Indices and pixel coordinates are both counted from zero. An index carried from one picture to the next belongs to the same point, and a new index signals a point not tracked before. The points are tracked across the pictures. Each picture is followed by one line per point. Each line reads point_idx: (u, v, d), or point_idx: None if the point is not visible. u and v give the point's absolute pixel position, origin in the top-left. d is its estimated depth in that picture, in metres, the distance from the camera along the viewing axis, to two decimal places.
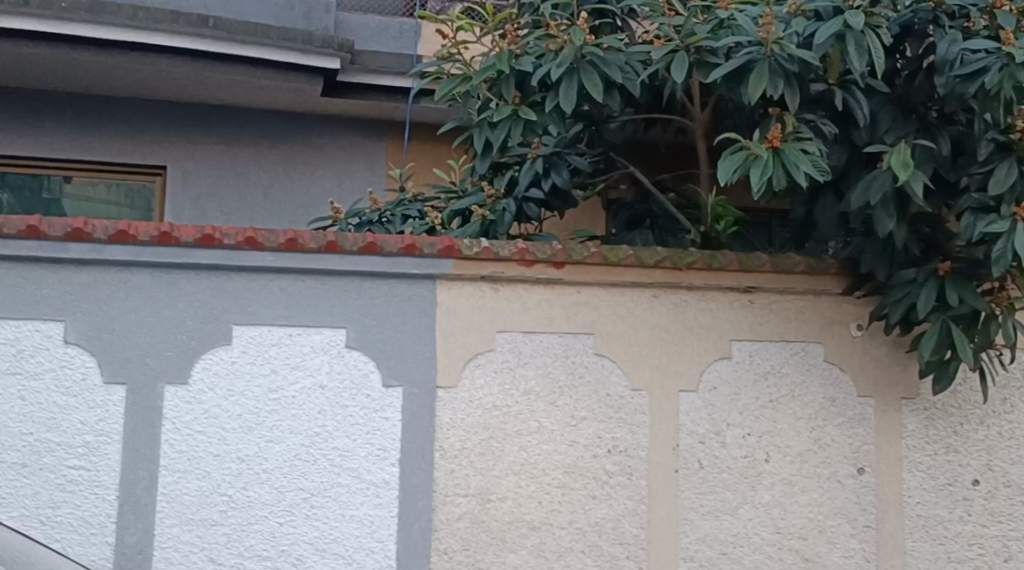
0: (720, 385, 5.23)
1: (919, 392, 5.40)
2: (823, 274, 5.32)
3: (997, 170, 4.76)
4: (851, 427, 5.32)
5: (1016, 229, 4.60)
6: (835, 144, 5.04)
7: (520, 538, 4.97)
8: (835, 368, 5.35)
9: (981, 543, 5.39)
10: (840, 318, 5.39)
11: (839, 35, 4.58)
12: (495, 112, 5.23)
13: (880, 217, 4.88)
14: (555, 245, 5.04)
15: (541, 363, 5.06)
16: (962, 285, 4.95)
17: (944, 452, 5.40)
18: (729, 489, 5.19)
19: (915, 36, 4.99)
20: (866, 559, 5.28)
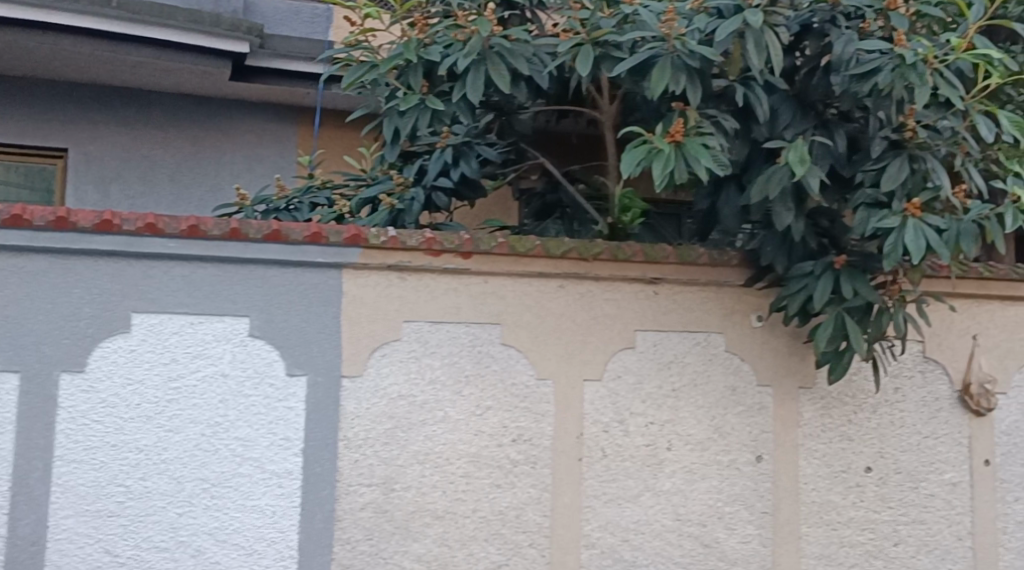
0: (624, 375, 5.31)
1: (816, 381, 5.55)
2: (725, 265, 5.43)
3: (889, 168, 4.90)
4: (750, 416, 5.45)
5: (906, 224, 4.74)
6: (736, 139, 5.13)
7: (423, 527, 4.99)
8: (736, 357, 5.47)
9: (872, 528, 5.53)
10: (741, 309, 5.51)
11: (739, 32, 4.65)
12: (402, 101, 5.24)
13: (778, 211, 5.00)
14: (462, 235, 5.06)
15: (447, 353, 5.08)
16: (857, 277, 5.09)
17: (839, 440, 5.54)
18: (631, 477, 5.27)
19: (813, 35, 5.06)
20: (762, 544, 5.41)
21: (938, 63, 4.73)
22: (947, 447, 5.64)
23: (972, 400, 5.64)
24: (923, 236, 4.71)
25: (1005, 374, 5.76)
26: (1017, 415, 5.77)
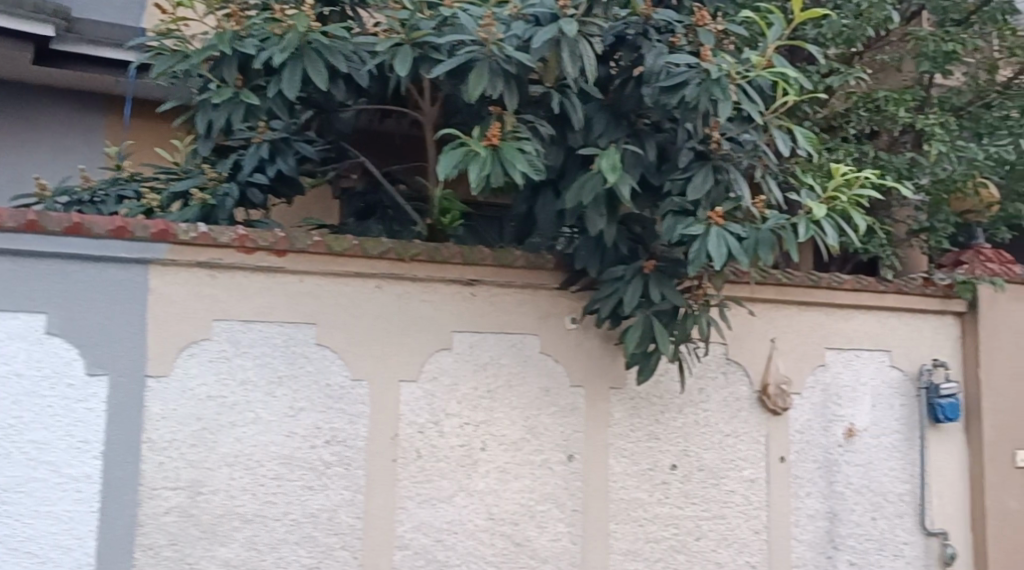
0: (440, 376, 5.32)
1: (626, 382, 5.72)
2: (541, 268, 5.54)
3: (695, 177, 5.11)
4: (562, 416, 5.57)
5: (710, 232, 4.95)
6: (551, 145, 5.29)
7: (231, 531, 4.85)
8: (550, 359, 5.58)
9: (676, 524, 5.73)
10: (556, 311, 5.63)
11: (555, 40, 4.74)
12: (215, 94, 5.09)
13: (591, 216, 5.13)
14: (277, 233, 4.98)
15: (260, 353, 4.97)
16: (665, 282, 5.28)
17: (647, 439, 5.72)
18: (445, 477, 5.29)
19: (627, 45, 5.23)
20: (572, 541, 5.53)
21: (740, 79, 4.97)
22: (746, 445, 5.92)
23: (769, 399, 5.94)
24: (725, 244, 4.93)
25: (800, 376, 6.08)
26: (810, 414, 6.09)
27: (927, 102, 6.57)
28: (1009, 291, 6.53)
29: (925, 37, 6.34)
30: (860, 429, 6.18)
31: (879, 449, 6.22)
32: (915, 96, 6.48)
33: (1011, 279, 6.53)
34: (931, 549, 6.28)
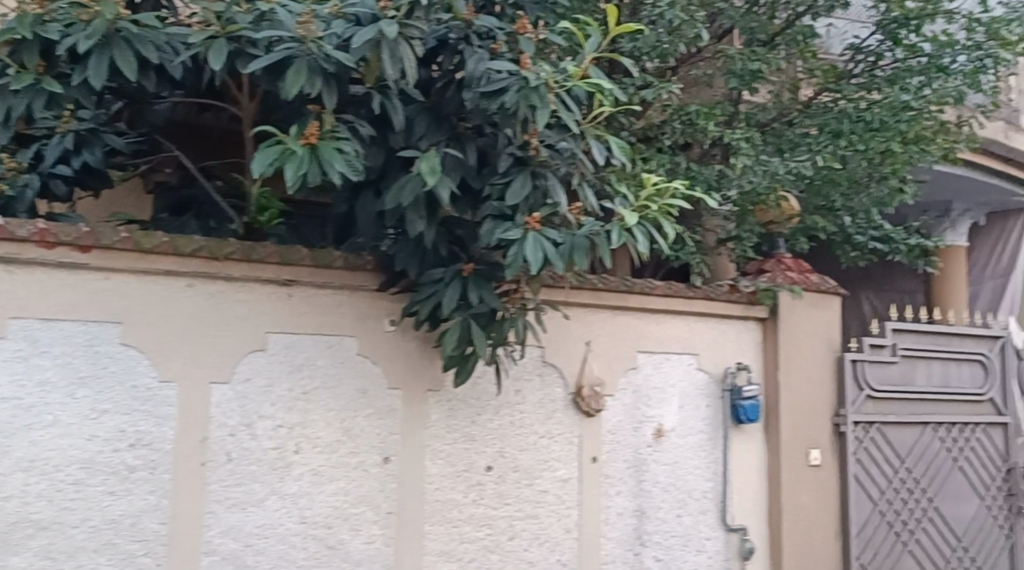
0: (253, 377, 5.21)
1: (443, 384, 5.75)
2: (359, 269, 5.51)
3: (513, 183, 5.18)
4: (378, 418, 5.54)
5: (526, 237, 5.03)
6: (371, 145, 5.28)
7: (24, 540, 4.61)
8: (367, 361, 5.55)
9: (489, 524, 5.79)
10: (374, 313, 5.61)
11: (375, 41, 4.73)
12: (14, 80, 4.80)
13: (411, 218, 5.14)
14: (82, 228, 4.78)
15: (60, 353, 4.75)
16: (483, 285, 5.31)
17: (463, 440, 5.76)
18: (257, 481, 5.16)
19: (448, 50, 5.31)
20: (386, 544, 5.50)
21: (558, 88, 5.08)
22: (560, 446, 6.05)
23: (583, 401, 6.09)
24: (541, 249, 5.01)
25: (613, 378, 6.26)
26: (621, 416, 6.28)
27: (735, 117, 6.91)
28: (806, 298, 6.90)
29: (733, 55, 6.68)
30: (668, 430, 6.42)
31: (686, 449, 6.48)
32: (724, 111, 6.79)
33: (809, 287, 6.91)
34: (731, 544, 6.57)
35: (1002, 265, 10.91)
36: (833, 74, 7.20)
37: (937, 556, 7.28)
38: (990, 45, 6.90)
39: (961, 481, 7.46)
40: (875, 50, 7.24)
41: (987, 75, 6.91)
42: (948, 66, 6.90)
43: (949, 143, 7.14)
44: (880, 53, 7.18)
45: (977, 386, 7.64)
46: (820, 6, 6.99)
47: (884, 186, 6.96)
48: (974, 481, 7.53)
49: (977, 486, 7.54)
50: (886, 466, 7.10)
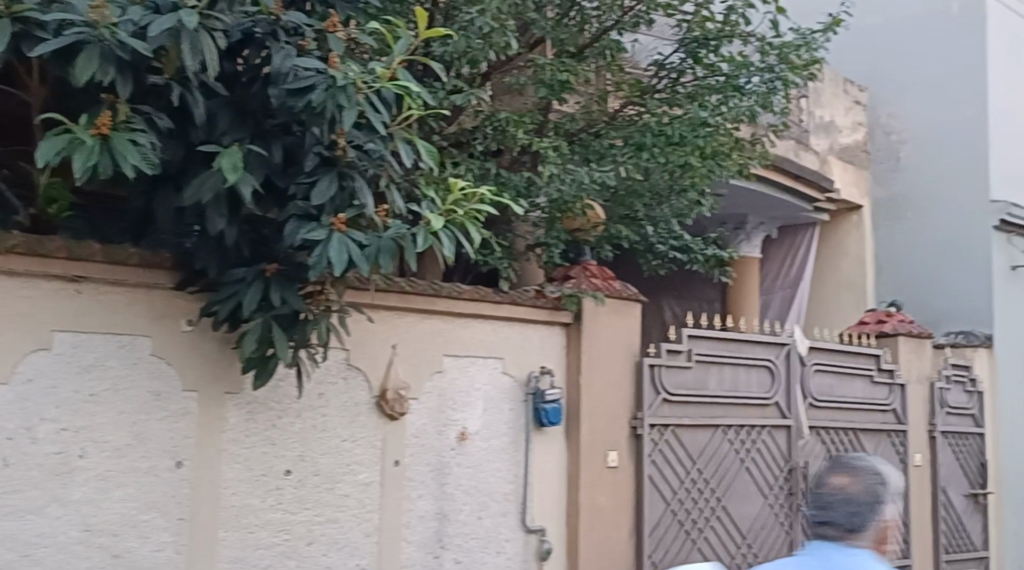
0: (36, 378, 4.91)
1: (243, 387, 5.59)
2: (156, 267, 5.30)
3: (319, 183, 5.07)
4: (173, 421, 5.34)
5: (331, 237, 4.93)
6: (169, 139, 5.08)
7: None
8: (162, 362, 5.34)
9: (287, 529, 5.65)
10: (170, 312, 5.40)
11: (174, 31, 4.55)
12: None
13: (211, 215, 4.99)
14: None
15: None
16: (287, 286, 5.15)
17: (262, 444, 5.62)
18: (36, 487, 4.84)
19: (254, 44, 5.13)
20: (176, 551, 5.29)
21: (366, 88, 5.02)
22: (362, 449, 5.99)
23: (387, 405, 6.05)
24: (346, 251, 4.91)
25: (418, 382, 6.25)
26: (425, 419, 6.27)
27: (544, 126, 7.04)
28: (609, 305, 7.10)
29: (543, 64, 6.80)
30: (471, 433, 6.47)
31: (488, 452, 6.55)
32: (533, 119, 6.89)
33: (612, 294, 7.11)
34: (529, 545, 6.68)
35: (791, 277, 11.53)
36: (638, 88, 7.41)
37: (722, 553, 7.64)
38: (781, 68, 7.34)
39: (746, 480, 7.89)
40: (677, 66, 7.50)
41: (777, 96, 7.35)
42: (743, 85, 7.25)
43: (742, 160, 7.51)
44: (682, 69, 7.46)
45: (764, 390, 8.09)
46: (626, 21, 7.17)
47: (683, 198, 7.33)
48: (758, 481, 7.97)
49: (760, 485, 7.98)
50: (678, 467, 7.42)
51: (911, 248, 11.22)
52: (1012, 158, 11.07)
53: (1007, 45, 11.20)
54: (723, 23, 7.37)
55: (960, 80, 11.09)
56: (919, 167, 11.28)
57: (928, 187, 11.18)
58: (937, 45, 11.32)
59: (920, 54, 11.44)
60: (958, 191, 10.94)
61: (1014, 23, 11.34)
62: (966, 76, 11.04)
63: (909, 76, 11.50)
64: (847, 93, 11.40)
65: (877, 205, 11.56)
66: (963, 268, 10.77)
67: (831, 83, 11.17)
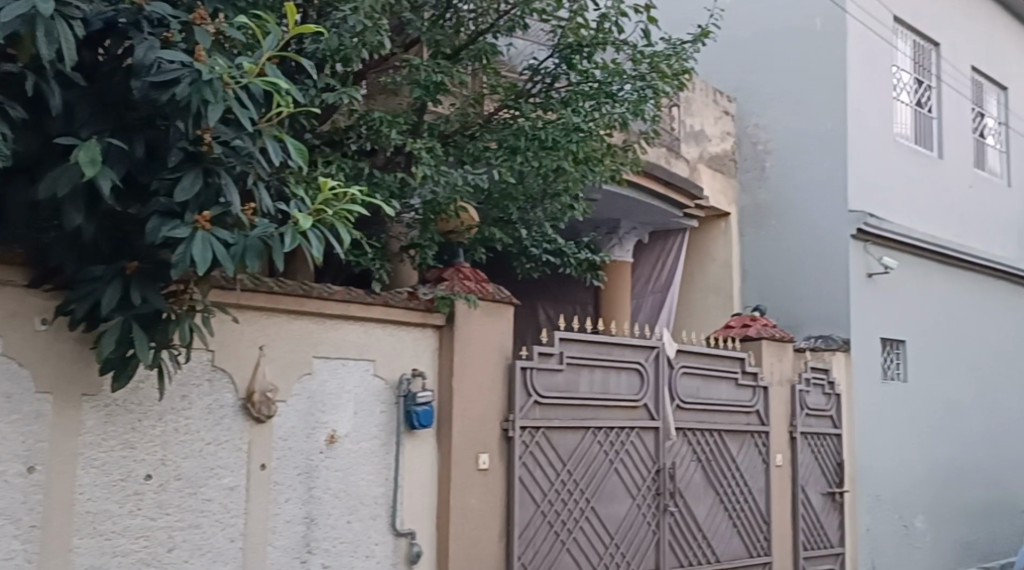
0: None
1: (101, 389, 5.37)
2: (7, 263, 5.04)
3: (184, 179, 4.90)
4: (24, 424, 5.08)
5: (195, 236, 4.79)
6: (23, 130, 4.87)
7: None
8: (13, 363, 5.09)
9: (147, 535, 5.43)
10: (23, 310, 5.15)
11: (29, 17, 4.36)
12: None
13: (68, 210, 4.80)
14: None
15: None
16: (148, 285, 5.00)
17: (121, 448, 5.40)
18: None
19: (116, 34, 4.96)
20: (27, 560, 5.01)
21: (233, 84, 4.90)
22: (227, 453, 5.82)
23: (253, 407, 5.91)
24: (211, 249, 4.78)
25: (286, 384, 6.13)
26: (293, 422, 6.15)
27: (419, 127, 6.97)
28: (482, 307, 7.11)
29: (418, 65, 6.76)
30: (340, 436, 6.37)
31: (358, 454, 6.45)
32: (407, 119, 6.85)
33: (485, 296, 7.13)
34: (399, 548, 6.57)
35: (661, 281, 11.80)
36: (513, 91, 7.47)
37: (590, 553, 7.73)
38: (652, 76, 7.49)
39: (615, 481, 8.02)
40: (551, 72, 7.57)
41: (649, 104, 7.43)
42: (616, 92, 7.37)
43: (614, 166, 7.63)
44: (556, 74, 7.52)
45: (633, 393, 8.24)
46: (502, 25, 7.24)
47: (557, 202, 7.39)
48: (626, 482, 8.10)
49: (628, 486, 8.12)
50: (548, 469, 7.50)
51: (774, 254, 11.60)
52: (869, 170, 11.55)
53: (865, 61, 11.67)
54: (597, 30, 7.49)
55: (822, 93, 11.51)
56: (783, 177, 11.67)
57: (791, 196, 11.57)
58: (801, 59, 11.74)
59: (784, 67, 11.85)
60: (818, 200, 11.35)
61: (873, 41, 11.83)
62: (828, 90, 11.46)
63: (774, 87, 11.89)
64: (716, 103, 11.70)
65: (743, 212, 11.90)
66: (821, 274, 11.17)
67: (701, 93, 11.44)
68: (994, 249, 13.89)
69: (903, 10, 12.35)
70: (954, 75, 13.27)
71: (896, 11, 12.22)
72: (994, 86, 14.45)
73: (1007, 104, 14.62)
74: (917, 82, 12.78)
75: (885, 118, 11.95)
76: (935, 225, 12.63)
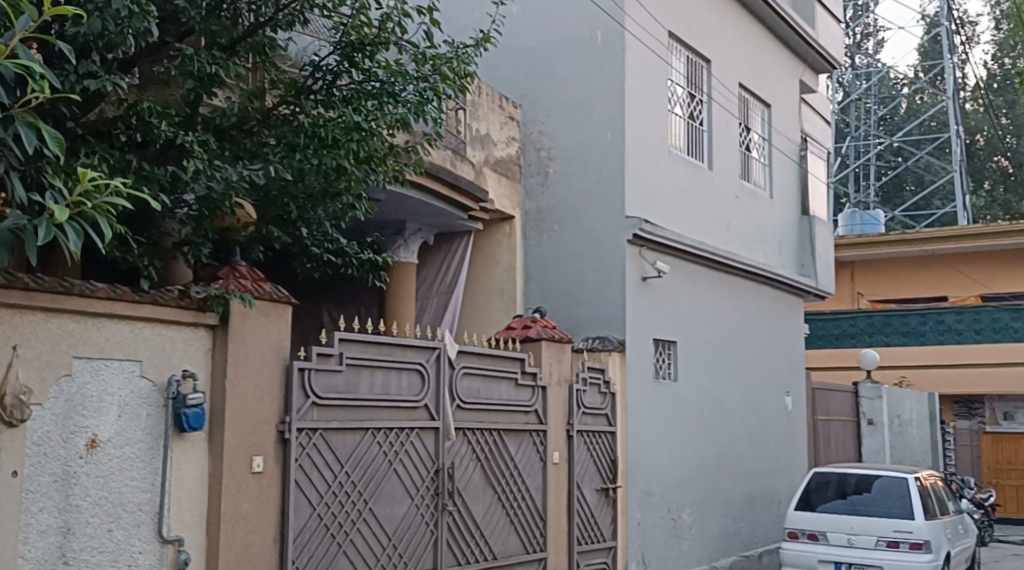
0: None
1: None
2: None
3: None
4: None
5: None
6: None
7: None
8: None
9: None
10: None
11: None
12: None
13: None
14: None
15: None
16: None
17: None
18: None
19: None
20: None
21: None
22: None
23: (5, 410, 5.48)
24: None
25: (43, 387, 5.76)
26: (49, 426, 5.77)
27: (191, 120, 6.79)
28: (258, 307, 6.94)
29: (191, 56, 6.52)
30: (103, 440, 6.04)
31: (123, 459, 6.13)
32: (178, 112, 6.63)
33: (261, 296, 6.97)
34: (165, 556, 6.31)
35: (446, 283, 11.96)
36: (293, 88, 7.35)
37: (367, 554, 7.68)
38: (433, 79, 7.60)
39: (394, 482, 8.01)
40: (332, 69, 7.40)
41: (430, 106, 7.52)
42: (398, 92, 7.38)
43: (396, 167, 7.66)
44: (337, 72, 7.37)
45: (413, 394, 8.27)
46: (280, 20, 7.07)
47: (338, 202, 7.41)
48: (405, 482, 8.11)
49: (407, 486, 8.12)
50: (326, 471, 7.41)
51: (555, 258, 11.90)
52: (645, 179, 12.05)
53: (642, 75, 12.17)
54: (379, 30, 7.39)
55: (601, 104, 11.93)
56: (564, 183, 12.01)
57: (573, 202, 11.92)
58: (583, 70, 12.11)
59: (566, 76, 12.21)
60: (598, 206, 11.75)
61: (649, 55, 12.33)
62: (607, 101, 11.88)
63: (557, 97, 12.23)
64: (502, 108, 11.90)
65: (527, 216, 12.15)
66: (598, 278, 11.58)
67: (487, 97, 11.63)
68: (757, 256, 14.81)
69: (677, 27, 12.96)
70: (722, 92, 14.06)
71: (670, 27, 12.81)
72: (759, 104, 15.38)
73: (770, 121, 15.61)
74: (690, 96, 13.47)
75: (659, 130, 12.50)
76: (705, 231, 13.34)
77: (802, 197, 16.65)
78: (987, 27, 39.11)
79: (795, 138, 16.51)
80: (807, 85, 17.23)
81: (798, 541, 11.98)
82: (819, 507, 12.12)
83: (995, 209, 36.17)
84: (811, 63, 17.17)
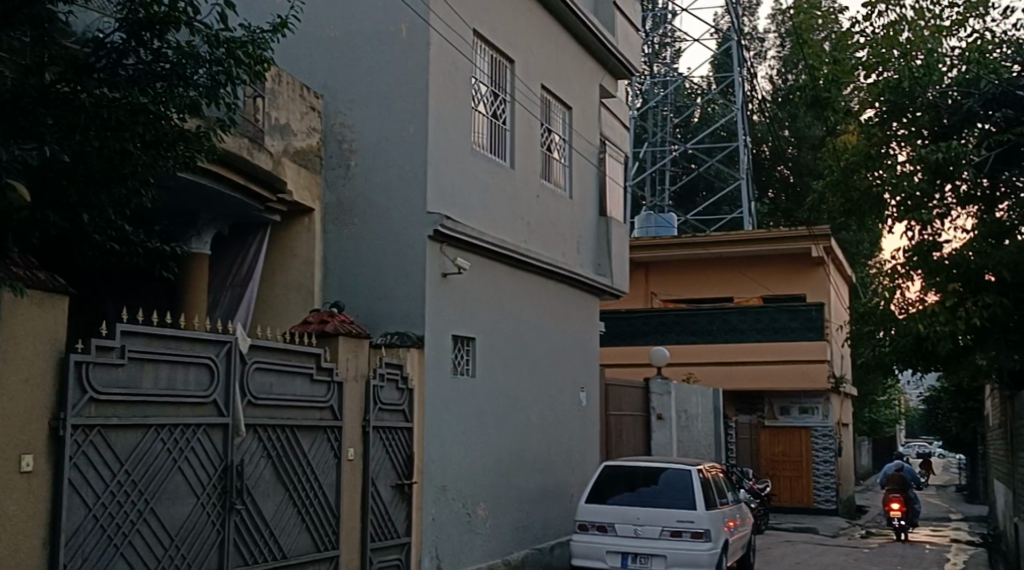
0: None
1: None
2: None
3: None
4: None
5: None
6: None
7: None
8: None
9: None
10: None
11: None
12: None
13: None
14: None
15: None
16: None
17: None
18: None
19: None
20: None
21: None
22: None
23: None
24: None
25: None
26: None
27: None
28: (31, 296, 6.54)
29: None
30: None
31: None
32: None
33: (35, 285, 6.57)
34: None
35: (242, 275, 11.65)
36: (74, 65, 6.98)
37: (147, 557, 7.34)
38: (228, 61, 7.42)
39: (178, 481, 7.69)
40: (118, 47, 7.13)
41: (222, 90, 7.46)
42: (191, 75, 7.26)
43: (187, 154, 7.39)
44: (124, 50, 7.11)
45: (202, 390, 7.99)
46: None
47: (124, 187, 7.10)
48: (190, 480, 7.81)
49: (192, 485, 7.82)
50: (104, 471, 7.04)
51: (354, 251, 11.78)
52: (446, 175, 12.06)
53: (446, 72, 12.16)
54: (170, 8, 7.03)
55: (403, 99, 11.87)
56: (365, 177, 11.89)
57: (373, 196, 11.81)
58: (386, 64, 12.01)
59: (368, 69, 12.08)
60: (398, 202, 11.70)
61: (453, 53, 12.34)
62: (410, 96, 11.83)
63: (360, 89, 12.11)
64: (303, 99, 11.68)
65: (327, 209, 11.96)
66: (397, 274, 11.54)
67: (286, 87, 11.39)
68: (556, 255, 15.13)
69: (482, 26, 13.06)
70: (523, 92, 14.29)
71: (474, 25, 12.89)
72: (560, 105, 15.72)
73: (570, 123, 15.97)
74: (493, 95, 13.60)
75: (462, 126, 12.56)
76: (505, 229, 13.49)
77: (600, 197, 17.13)
78: (773, 43, 41.51)
79: (594, 141, 16.99)
80: (607, 90, 17.73)
81: (588, 533, 12.32)
82: (609, 500, 12.47)
83: (777, 215, 38.59)
84: (610, 69, 17.71)
